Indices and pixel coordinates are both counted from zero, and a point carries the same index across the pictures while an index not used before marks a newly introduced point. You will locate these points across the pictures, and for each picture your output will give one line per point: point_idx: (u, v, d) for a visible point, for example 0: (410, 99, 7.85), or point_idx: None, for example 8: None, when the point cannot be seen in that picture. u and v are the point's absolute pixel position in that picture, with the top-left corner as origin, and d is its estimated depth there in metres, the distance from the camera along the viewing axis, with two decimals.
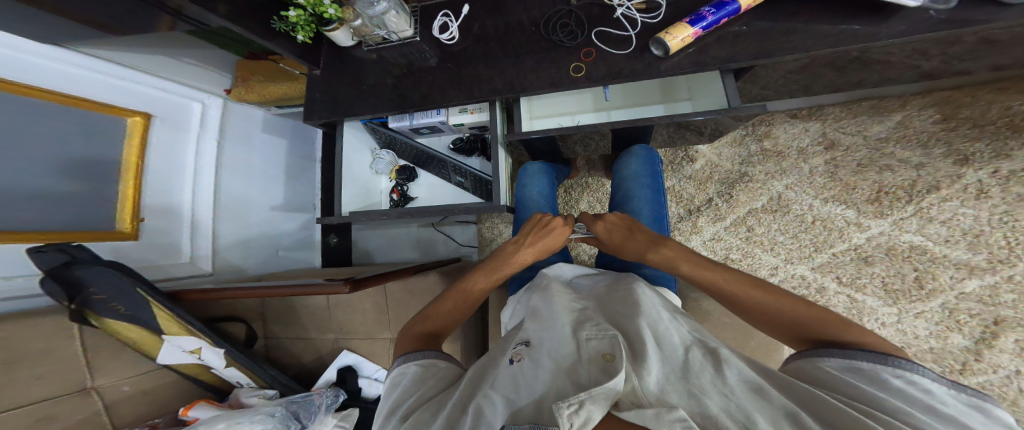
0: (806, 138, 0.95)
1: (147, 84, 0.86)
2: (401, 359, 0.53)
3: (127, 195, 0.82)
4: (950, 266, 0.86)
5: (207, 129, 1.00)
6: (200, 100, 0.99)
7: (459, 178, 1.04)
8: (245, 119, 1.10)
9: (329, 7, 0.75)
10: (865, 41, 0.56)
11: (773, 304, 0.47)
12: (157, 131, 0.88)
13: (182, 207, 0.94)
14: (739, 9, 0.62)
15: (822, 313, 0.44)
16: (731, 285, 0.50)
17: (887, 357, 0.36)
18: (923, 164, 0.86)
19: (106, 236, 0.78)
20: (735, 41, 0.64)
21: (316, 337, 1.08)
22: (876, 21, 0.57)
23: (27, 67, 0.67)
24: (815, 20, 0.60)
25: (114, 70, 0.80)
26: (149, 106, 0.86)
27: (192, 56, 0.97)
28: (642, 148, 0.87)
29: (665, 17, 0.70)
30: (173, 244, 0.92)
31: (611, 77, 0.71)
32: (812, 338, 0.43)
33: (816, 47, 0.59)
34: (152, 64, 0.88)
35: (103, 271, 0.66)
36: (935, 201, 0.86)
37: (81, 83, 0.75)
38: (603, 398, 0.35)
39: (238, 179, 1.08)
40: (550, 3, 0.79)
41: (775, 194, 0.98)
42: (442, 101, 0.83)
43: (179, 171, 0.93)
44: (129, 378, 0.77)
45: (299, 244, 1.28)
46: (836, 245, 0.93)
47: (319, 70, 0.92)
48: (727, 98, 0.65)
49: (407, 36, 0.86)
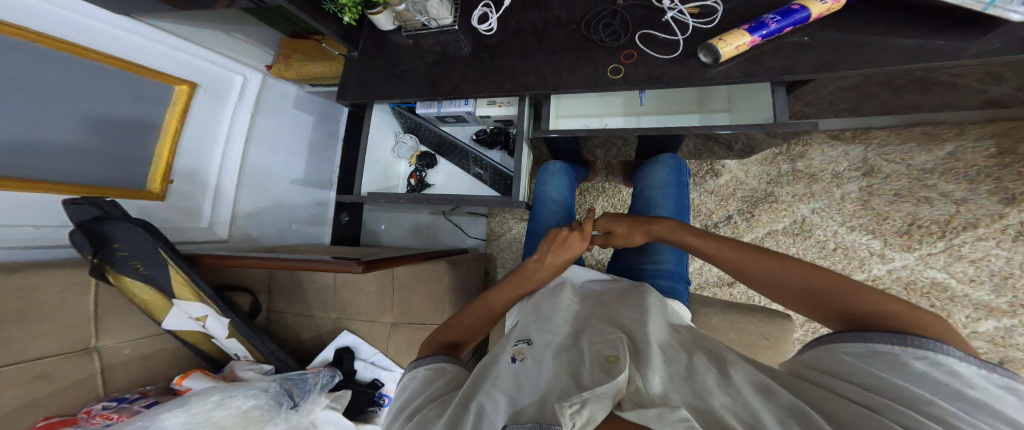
0: (843, 162, 0.94)
1: (198, 55, 0.88)
2: (412, 364, 0.51)
3: (161, 160, 0.83)
4: (968, 306, 0.85)
5: (244, 102, 1.00)
6: (242, 73, 1.00)
7: (478, 170, 1.03)
8: (279, 94, 1.10)
9: None
10: (947, 58, 0.54)
11: (779, 272, 0.45)
12: (201, 100, 0.90)
13: (208, 172, 0.94)
14: (808, 18, 0.60)
15: (836, 280, 0.41)
16: (739, 265, 0.49)
17: (905, 337, 0.32)
18: (963, 199, 0.85)
19: (136, 195, 0.79)
20: (796, 52, 0.62)
21: (319, 315, 1.08)
22: (968, 36, 0.54)
23: (86, 30, 0.70)
24: (892, 34, 0.58)
25: (172, 41, 0.83)
26: (196, 75, 0.88)
27: (242, 31, 0.98)
28: (670, 157, 0.86)
29: (719, 24, 0.69)
30: (196, 209, 0.92)
31: (650, 82, 0.70)
32: (828, 314, 0.41)
33: (890, 61, 0.57)
34: (203, 37, 0.90)
35: (130, 229, 0.69)
36: (968, 239, 0.85)
37: (140, 51, 0.78)
38: (605, 399, 0.35)
39: (263, 151, 1.06)
40: (594, 3, 0.79)
41: (800, 217, 0.97)
42: (473, 91, 0.82)
43: (212, 140, 0.94)
44: (132, 340, 0.76)
45: (313, 221, 1.26)
46: (855, 274, 0.92)
47: (357, 51, 0.91)
48: (774, 112, 0.63)
49: (445, 23, 0.85)
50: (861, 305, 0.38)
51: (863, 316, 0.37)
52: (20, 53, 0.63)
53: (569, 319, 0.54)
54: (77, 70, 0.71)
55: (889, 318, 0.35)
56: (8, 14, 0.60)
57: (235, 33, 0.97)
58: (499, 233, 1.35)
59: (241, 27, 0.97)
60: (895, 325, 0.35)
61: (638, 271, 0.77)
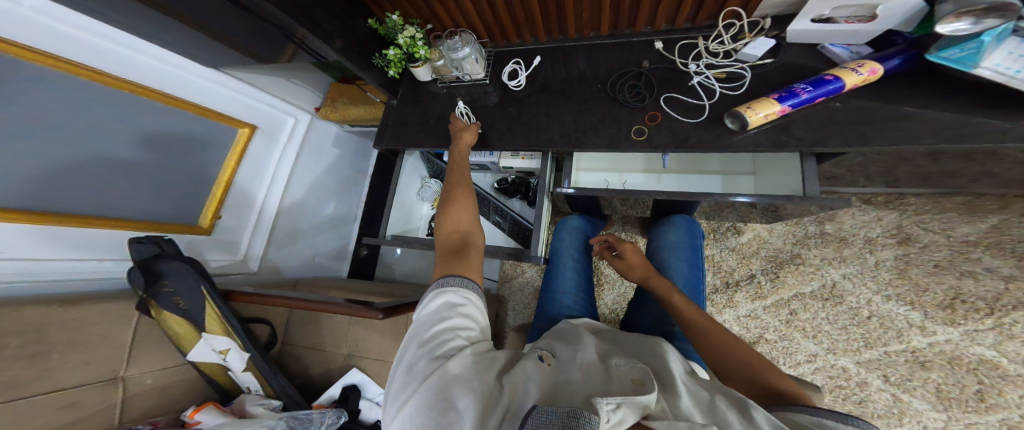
0: (876, 227, 0.92)
1: (259, 99, 0.97)
2: (438, 284, 0.54)
3: (217, 194, 0.88)
4: (1021, 386, 0.79)
5: (292, 142, 1.08)
6: (295, 115, 1.08)
7: (497, 218, 1.06)
8: (322, 133, 1.18)
9: (421, 48, 0.83)
10: (993, 138, 0.53)
11: (726, 339, 0.54)
12: (258, 141, 0.97)
13: (252, 208, 0.98)
14: (842, 87, 0.61)
15: (761, 360, 0.51)
16: (702, 330, 0.56)
17: (848, 418, 0.36)
18: (1011, 277, 0.81)
19: (189, 230, 0.83)
20: (828, 122, 0.63)
21: (332, 351, 1.07)
22: (1021, 114, 0.53)
23: (174, 81, 0.78)
24: (933, 107, 0.58)
25: (243, 89, 0.92)
26: (256, 118, 0.96)
27: (301, 78, 1.07)
28: (683, 218, 0.87)
29: (747, 90, 0.71)
30: (234, 242, 0.95)
31: (674, 145, 0.72)
32: (749, 384, 0.49)
33: (930, 139, 0.56)
34: (266, 83, 0.98)
35: (181, 267, 0.72)
36: (1020, 318, 0.80)
37: (215, 97, 0.86)
38: (638, 407, 0.38)
39: (302, 188, 1.12)
40: (621, 65, 0.83)
41: (830, 281, 0.94)
42: (499, 143, 0.85)
43: (262, 177, 0.99)
44: (159, 369, 0.78)
45: (334, 253, 1.29)
46: (891, 344, 0.88)
47: (395, 99, 0.96)
48: (804, 186, 0.62)
49: (478, 78, 0.91)
50: (778, 382, 0.47)
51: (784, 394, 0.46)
52: (115, 101, 0.70)
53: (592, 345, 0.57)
54: (157, 114, 0.77)
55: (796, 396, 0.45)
56: (107, 65, 0.68)
57: (295, 79, 1.05)
58: (513, 274, 1.35)
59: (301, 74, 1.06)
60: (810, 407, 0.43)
61: (662, 331, 0.75)
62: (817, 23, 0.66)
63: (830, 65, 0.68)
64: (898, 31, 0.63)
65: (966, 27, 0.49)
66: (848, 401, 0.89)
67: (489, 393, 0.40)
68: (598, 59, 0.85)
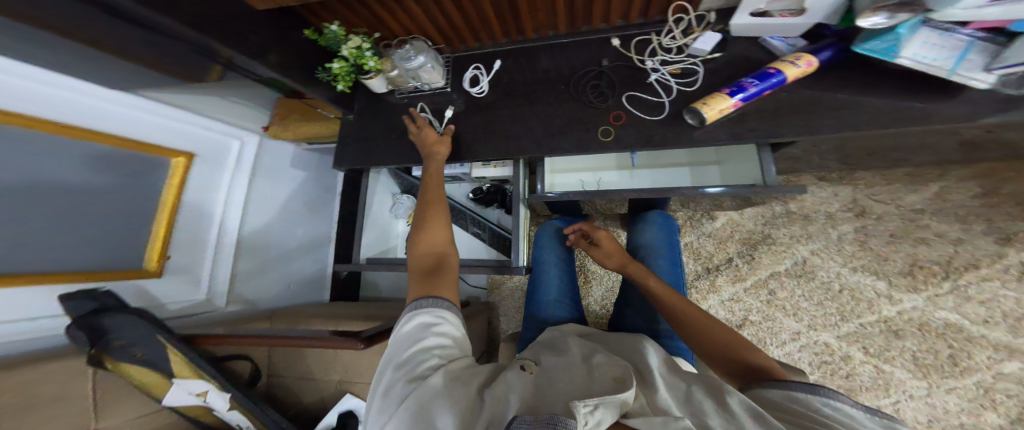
0: (834, 202, 0.95)
1: (195, 123, 0.89)
2: (413, 305, 0.53)
3: (160, 231, 0.82)
4: (987, 346, 0.83)
5: (240, 167, 1.02)
6: (239, 138, 1.02)
7: (476, 229, 1.07)
8: (276, 154, 1.13)
9: (369, 59, 0.79)
10: (921, 123, 0.56)
11: (706, 321, 0.55)
12: (198, 170, 0.90)
13: (207, 242, 0.93)
14: (784, 80, 0.63)
15: (740, 338, 0.51)
16: (677, 311, 0.58)
17: (814, 387, 0.41)
18: (959, 240, 0.87)
19: (135, 276, 0.78)
20: (777, 113, 0.65)
21: (321, 379, 1.06)
22: (940, 99, 0.57)
23: (89, 111, 0.70)
24: (869, 93, 0.61)
25: (174, 113, 0.84)
26: (194, 145, 0.89)
27: (237, 94, 0.97)
28: (658, 214, 0.89)
29: (702, 84, 0.72)
30: (195, 278, 0.91)
31: (642, 144, 0.72)
32: (731, 364, 0.50)
33: (868, 125, 0.59)
34: (200, 105, 0.90)
35: (129, 317, 0.68)
36: (973, 279, 0.85)
37: (139, 126, 0.78)
38: (615, 405, 0.38)
39: (261, 215, 1.08)
40: (582, 64, 0.83)
41: (800, 259, 0.97)
42: (469, 155, 0.85)
43: (211, 208, 0.94)
44: (133, 420, 0.74)
45: (309, 279, 1.26)
46: (864, 315, 0.91)
47: (351, 114, 0.95)
48: (763, 176, 0.65)
49: (438, 86, 0.90)
50: (756, 359, 0.48)
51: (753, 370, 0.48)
52: (23, 140, 0.62)
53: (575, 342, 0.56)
54: (71, 150, 0.69)
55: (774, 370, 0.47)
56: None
57: (231, 97, 0.96)
58: (499, 281, 1.35)
59: (240, 91, 0.97)
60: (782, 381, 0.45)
61: (646, 329, 0.76)
62: (755, 16, 0.67)
63: (771, 59, 0.70)
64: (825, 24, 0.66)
65: (883, 20, 0.51)
66: (836, 377, 0.91)
67: (470, 411, 0.40)
68: (560, 59, 0.85)
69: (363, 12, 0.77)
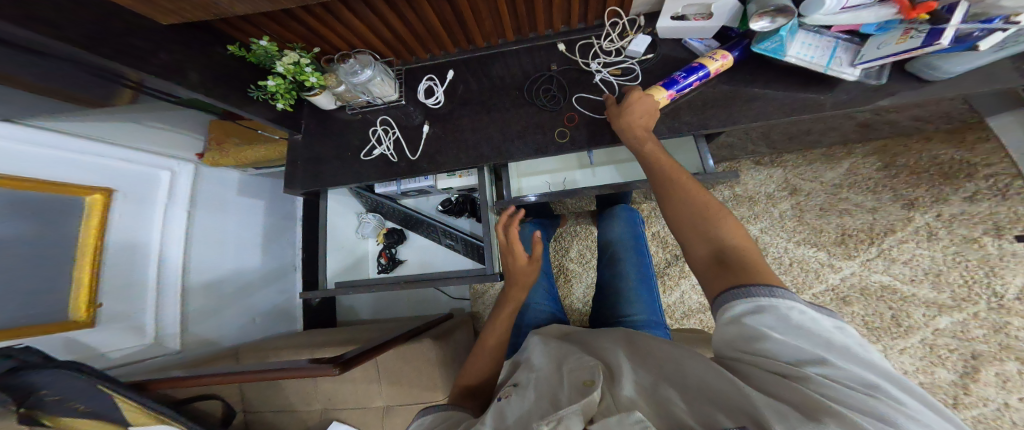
0: (771, 184, 1.05)
1: (111, 156, 0.83)
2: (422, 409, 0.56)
3: (84, 279, 0.76)
4: (920, 304, 0.90)
5: (174, 198, 0.95)
6: (170, 167, 0.96)
7: (449, 241, 1.06)
8: (218, 182, 1.08)
9: (311, 75, 0.78)
10: (814, 110, 0.64)
11: (693, 193, 0.48)
12: (119, 205, 0.83)
13: (145, 284, 0.88)
14: (708, 73, 0.67)
15: (725, 216, 0.44)
16: (672, 182, 0.51)
17: (774, 290, 0.35)
18: (875, 208, 0.96)
19: (59, 329, 0.72)
20: (704, 107, 0.70)
21: (302, 409, 1.02)
22: (823, 90, 0.65)
23: None
24: (770, 88, 0.68)
25: (83, 146, 0.78)
26: (112, 181, 0.82)
27: (158, 119, 0.93)
28: (623, 208, 0.93)
29: (640, 84, 0.76)
30: (137, 325, 0.86)
31: (594, 143, 0.76)
32: (704, 241, 0.44)
33: (777, 115, 0.66)
34: (116, 133, 0.85)
35: (56, 373, 0.62)
36: (893, 242, 0.94)
37: (42, 164, 0.71)
38: (577, 415, 0.38)
39: (208, 250, 1.02)
40: (532, 69, 0.85)
41: (752, 237, 1.04)
42: (430, 167, 0.85)
43: (145, 246, 0.88)
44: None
45: (277, 310, 1.23)
46: (814, 285, 0.98)
47: (299, 134, 0.93)
48: (703, 164, 0.70)
49: (392, 100, 0.89)
50: (734, 238, 0.42)
51: (729, 248, 0.41)
52: None
53: (550, 351, 0.57)
54: None
55: (749, 251, 0.41)
56: None
57: (149, 121, 0.91)
58: (481, 290, 1.34)
59: (160, 115, 0.93)
60: (760, 279, 0.37)
61: (614, 321, 0.78)
62: (674, 20, 0.72)
63: (691, 59, 0.75)
64: (729, 27, 0.73)
65: (767, 25, 0.59)
66: None
67: None
68: (513, 65, 0.87)
69: (295, 26, 0.74)
